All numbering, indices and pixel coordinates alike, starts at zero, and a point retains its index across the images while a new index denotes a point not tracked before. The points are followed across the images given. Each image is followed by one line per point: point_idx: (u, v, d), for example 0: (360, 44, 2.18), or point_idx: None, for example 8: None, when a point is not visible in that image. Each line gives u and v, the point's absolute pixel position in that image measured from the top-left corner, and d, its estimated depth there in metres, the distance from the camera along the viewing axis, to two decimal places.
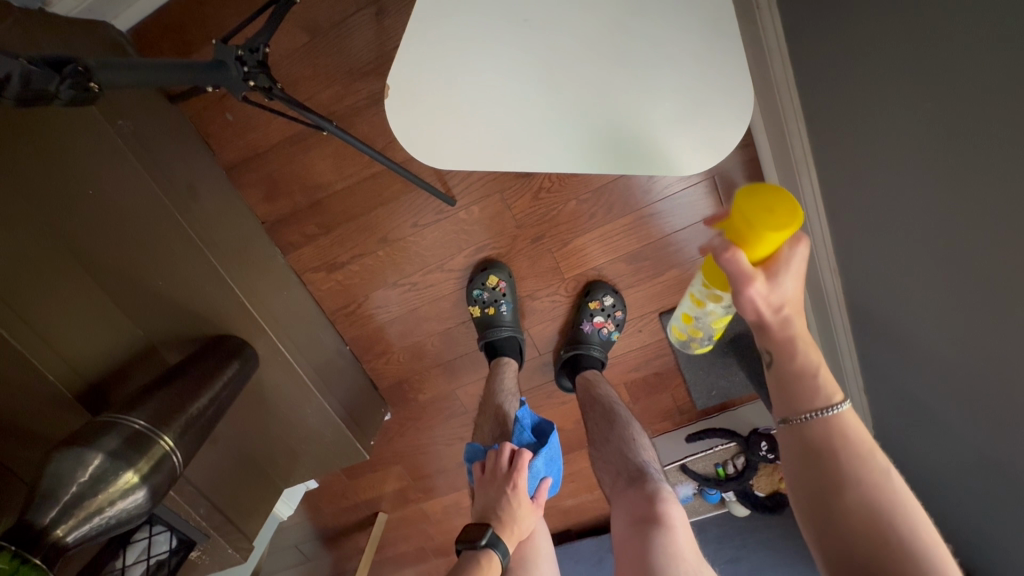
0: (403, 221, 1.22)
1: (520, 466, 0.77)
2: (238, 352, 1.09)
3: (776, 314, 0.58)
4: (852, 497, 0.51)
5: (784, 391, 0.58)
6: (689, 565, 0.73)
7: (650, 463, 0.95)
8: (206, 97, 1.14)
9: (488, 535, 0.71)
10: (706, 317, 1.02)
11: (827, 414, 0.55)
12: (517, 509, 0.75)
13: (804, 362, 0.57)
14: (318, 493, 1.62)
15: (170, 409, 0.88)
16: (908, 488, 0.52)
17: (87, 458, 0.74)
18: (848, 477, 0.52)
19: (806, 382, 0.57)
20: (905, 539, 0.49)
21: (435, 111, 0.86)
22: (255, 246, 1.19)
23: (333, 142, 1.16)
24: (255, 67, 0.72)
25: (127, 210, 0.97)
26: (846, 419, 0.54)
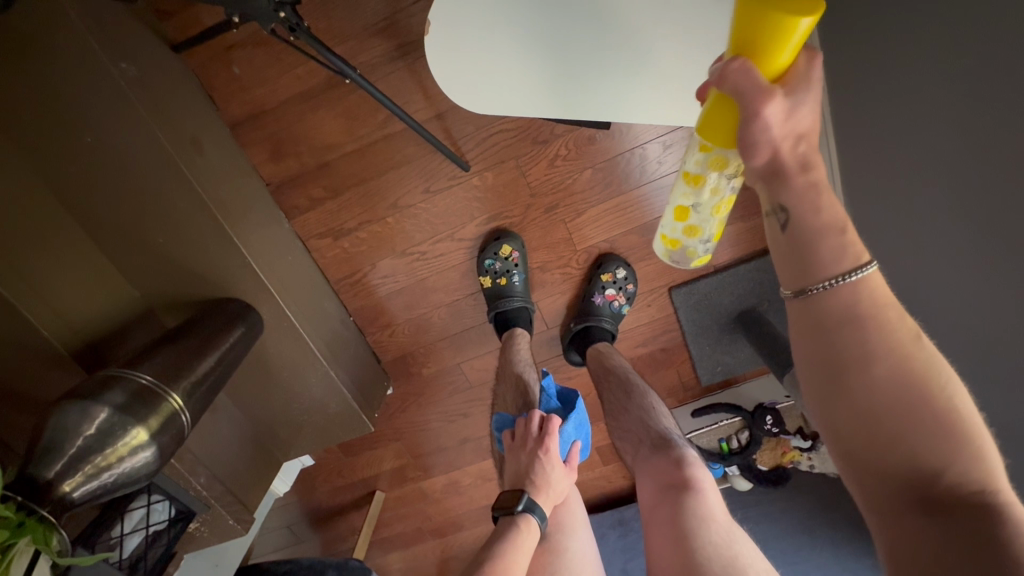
0: (414, 186, 1.19)
1: (549, 431, 0.75)
2: (240, 316, 1.02)
3: (793, 151, 0.44)
4: (876, 381, 0.43)
5: (798, 256, 0.45)
6: (723, 529, 0.71)
7: (672, 430, 0.94)
8: (210, 48, 1.09)
9: (524, 499, 0.68)
10: (704, 203, 0.64)
11: (853, 278, 0.43)
12: (550, 472, 0.73)
13: (830, 216, 0.44)
14: (313, 471, 1.57)
15: (176, 368, 0.85)
16: (934, 348, 0.44)
17: (92, 412, 0.71)
18: (864, 356, 0.43)
19: (829, 241, 0.44)
20: (939, 421, 0.42)
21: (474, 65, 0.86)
22: (260, 208, 1.13)
23: (345, 102, 1.13)
24: None
25: (127, 157, 0.91)
26: (874, 283, 0.43)
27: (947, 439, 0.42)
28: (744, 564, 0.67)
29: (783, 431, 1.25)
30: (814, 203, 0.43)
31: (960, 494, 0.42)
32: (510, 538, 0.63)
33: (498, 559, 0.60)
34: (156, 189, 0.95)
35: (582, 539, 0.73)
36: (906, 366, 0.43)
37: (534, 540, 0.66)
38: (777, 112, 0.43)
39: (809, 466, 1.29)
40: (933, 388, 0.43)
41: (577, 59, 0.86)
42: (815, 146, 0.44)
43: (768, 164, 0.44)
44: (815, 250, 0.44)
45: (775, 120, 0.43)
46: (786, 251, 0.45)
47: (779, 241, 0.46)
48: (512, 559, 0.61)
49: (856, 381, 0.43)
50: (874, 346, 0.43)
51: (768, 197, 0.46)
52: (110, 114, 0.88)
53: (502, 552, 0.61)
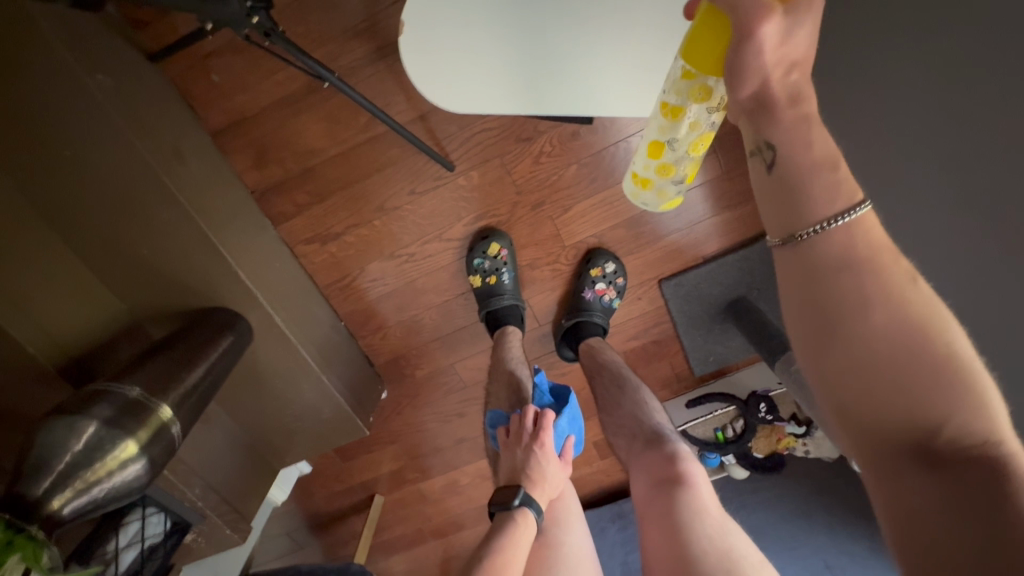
0: (400, 188, 1.19)
1: (545, 427, 0.73)
2: (229, 324, 1.02)
3: (785, 80, 0.45)
4: (873, 325, 0.40)
5: (786, 198, 0.44)
6: (717, 522, 0.71)
7: (663, 424, 0.93)
8: (189, 56, 1.09)
9: (520, 494, 0.67)
10: (681, 136, 0.69)
11: (846, 217, 0.41)
12: (546, 467, 0.71)
13: (823, 152, 0.43)
14: (311, 477, 1.57)
15: (165, 379, 0.84)
16: (935, 295, 0.41)
17: (80, 427, 0.71)
18: (858, 299, 0.40)
19: (819, 181, 0.43)
20: (941, 369, 0.39)
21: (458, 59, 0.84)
22: (246, 215, 1.12)
23: (327, 106, 1.12)
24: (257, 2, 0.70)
25: (108, 167, 0.91)
26: (869, 223, 0.42)
27: (949, 389, 0.39)
28: (738, 556, 0.68)
29: (777, 417, 1.26)
30: (803, 137, 0.43)
31: (963, 449, 0.38)
32: (506, 534, 0.62)
33: (495, 557, 0.58)
34: (137, 199, 0.94)
35: (578, 532, 0.72)
36: (903, 308, 0.40)
37: (531, 535, 0.64)
38: (774, 33, 0.43)
39: (804, 452, 1.30)
40: (933, 332, 0.40)
41: (542, 47, 0.83)
42: (807, 77, 0.45)
43: (757, 92, 0.45)
44: (805, 185, 0.43)
45: (773, 39, 0.43)
46: (775, 193, 0.44)
47: (767, 186, 0.45)
48: (510, 557, 0.59)
49: (849, 328, 0.40)
50: (869, 288, 0.40)
51: (754, 135, 0.46)
52: (87, 126, 0.87)
53: (499, 550, 0.60)
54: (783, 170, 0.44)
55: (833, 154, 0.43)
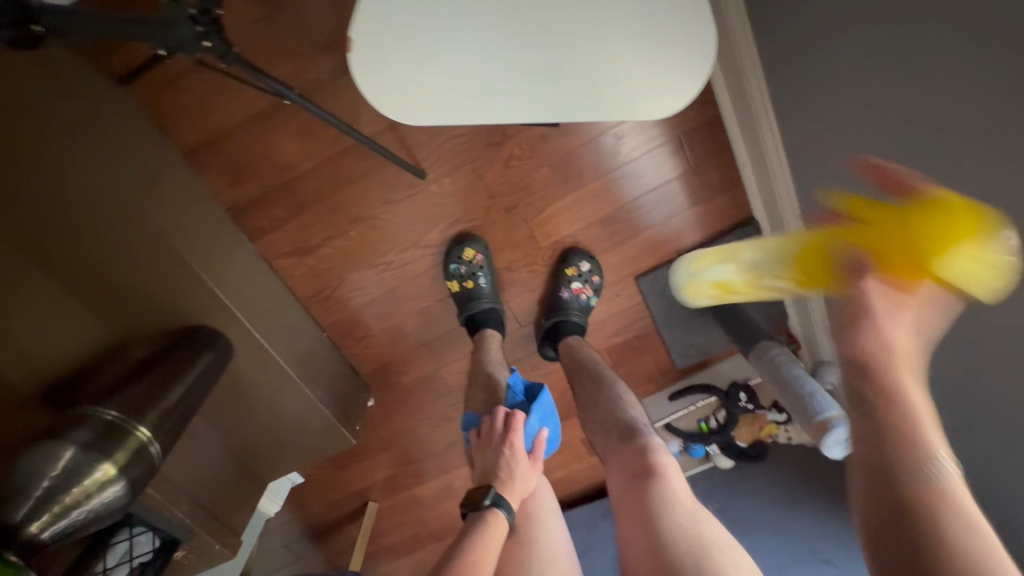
0: (374, 198, 1.20)
1: (514, 430, 0.74)
2: (210, 343, 1.02)
3: (867, 355, 0.54)
4: (942, 559, 0.43)
5: (869, 430, 0.51)
6: (687, 510, 0.73)
7: (640, 418, 0.95)
8: (158, 76, 1.10)
9: (490, 495, 0.68)
10: (722, 274, 0.98)
11: (922, 463, 0.47)
12: (515, 466, 0.72)
13: (907, 411, 0.50)
14: (306, 488, 1.58)
15: (143, 400, 0.85)
16: (996, 535, 0.45)
17: (58, 452, 0.72)
18: (923, 519, 0.45)
19: (902, 421, 0.50)
20: None
21: (408, 44, 0.65)
22: (222, 231, 1.13)
23: (298, 121, 1.14)
24: (209, 27, 0.75)
25: (81, 188, 0.91)
26: (943, 469, 0.47)
27: None
28: (708, 541, 0.70)
29: (758, 405, 1.29)
30: (890, 398, 0.51)
31: None
32: (476, 534, 0.63)
33: (462, 558, 0.60)
34: (111, 220, 0.94)
35: (553, 527, 0.73)
36: (962, 537, 0.44)
37: (502, 534, 0.66)
38: (881, 324, 0.55)
39: (787, 439, 1.32)
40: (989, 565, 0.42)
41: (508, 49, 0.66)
42: (887, 358, 0.53)
43: (855, 364, 0.54)
44: (889, 427, 0.50)
45: (898, 338, 0.55)
46: (867, 427, 0.51)
47: (859, 431, 0.52)
48: (478, 558, 0.61)
49: (918, 554, 0.44)
50: (934, 513, 0.45)
51: (845, 386, 0.55)
52: (55, 151, 0.89)
53: (468, 551, 0.61)
54: (863, 422, 0.52)
55: (915, 414, 0.50)
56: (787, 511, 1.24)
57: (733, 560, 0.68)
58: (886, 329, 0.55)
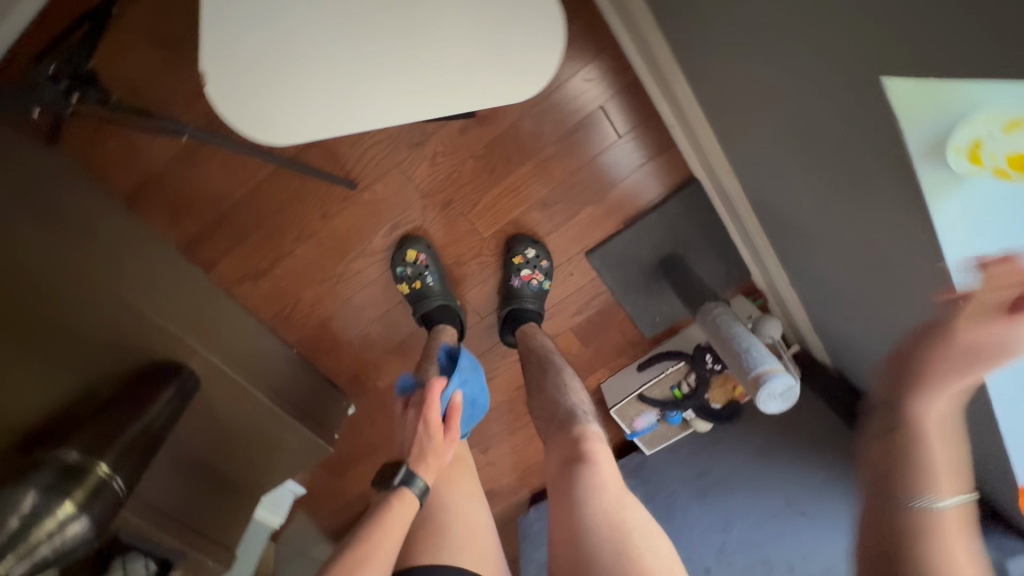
0: (313, 214, 1.23)
1: (428, 410, 0.71)
2: (173, 375, 1.06)
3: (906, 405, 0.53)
4: None
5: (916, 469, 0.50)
6: (613, 497, 0.77)
7: (579, 405, 0.98)
8: (86, 129, 1.17)
9: (401, 470, 0.71)
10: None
11: (940, 508, 0.48)
12: (427, 441, 0.72)
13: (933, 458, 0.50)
14: (308, 499, 1.60)
15: (105, 436, 0.91)
16: None
17: (19, 498, 0.78)
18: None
19: (921, 474, 0.50)
20: None
21: (268, 64, 0.66)
22: (173, 267, 1.17)
23: (221, 151, 1.19)
24: (70, 80, 0.84)
25: (29, 263, 0.90)
26: (948, 516, 0.48)
27: None
28: (631, 527, 0.74)
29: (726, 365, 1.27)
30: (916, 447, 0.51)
31: None
32: (374, 523, 0.67)
33: (356, 545, 0.65)
34: (64, 287, 0.93)
35: (474, 510, 0.77)
36: None
37: (403, 524, 0.68)
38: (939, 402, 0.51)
39: None
40: None
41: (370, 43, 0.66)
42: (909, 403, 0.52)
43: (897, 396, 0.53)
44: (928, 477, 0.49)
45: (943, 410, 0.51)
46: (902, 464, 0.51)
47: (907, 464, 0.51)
48: (370, 544, 0.64)
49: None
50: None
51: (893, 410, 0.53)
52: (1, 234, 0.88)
53: (362, 539, 0.65)
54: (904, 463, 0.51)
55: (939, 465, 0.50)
56: (771, 466, 1.22)
57: (652, 546, 0.73)
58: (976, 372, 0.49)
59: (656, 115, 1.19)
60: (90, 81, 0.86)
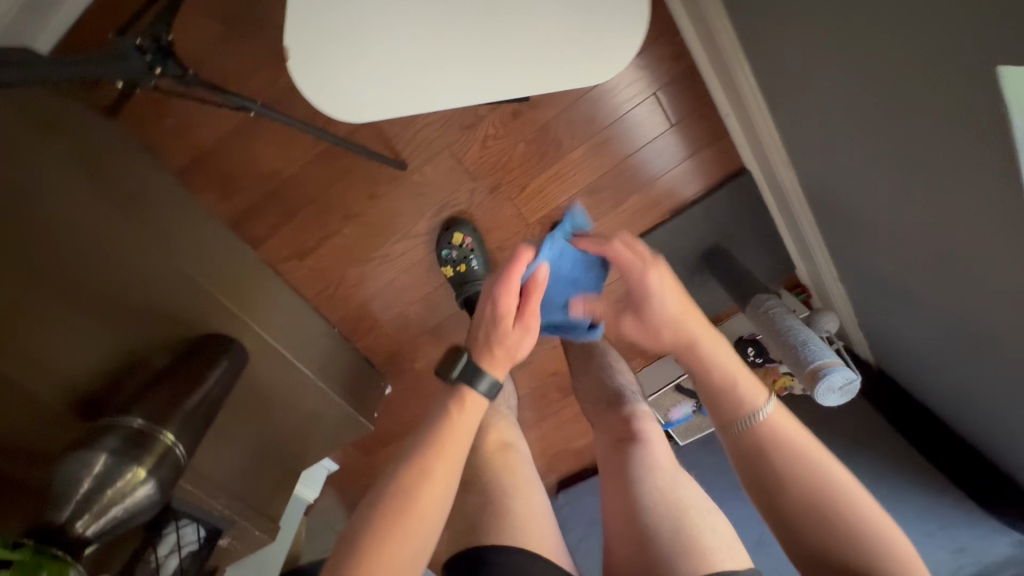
0: (361, 194, 1.24)
1: (506, 283, 0.70)
2: (223, 347, 1.09)
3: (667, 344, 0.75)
4: (797, 492, 0.64)
5: (717, 407, 0.72)
6: (668, 476, 0.78)
7: (626, 385, 1.00)
8: (144, 102, 1.19)
9: (463, 362, 0.76)
10: None
11: (755, 419, 0.69)
12: (496, 330, 0.74)
13: (724, 382, 0.71)
14: (341, 475, 1.62)
15: (165, 405, 0.94)
16: (850, 486, 0.64)
17: (91, 460, 0.80)
18: (788, 476, 0.65)
19: (731, 395, 0.71)
20: (850, 525, 0.61)
21: (353, 41, 0.66)
22: (225, 242, 1.19)
23: (274, 128, 1.20)
24: (157, 54, 0.87)
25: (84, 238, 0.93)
26: (771, 419, 0.69)
27: (868, 538, 0.60)
28: (687, 505, 0.74)
29: (767, 358, 1.26)
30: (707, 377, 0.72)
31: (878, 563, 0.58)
32: (404, 481, 0.66)
33: (389, 497, 0.65)
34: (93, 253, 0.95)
35: (530, 493, 0.78)
36: (813, 489, 0.63)
37: (445, 482, 0.67)
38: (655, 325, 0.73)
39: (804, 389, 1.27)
40: (842, 511, 0.62)
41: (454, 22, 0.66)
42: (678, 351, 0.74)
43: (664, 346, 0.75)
44: (733, 402, 0.70)
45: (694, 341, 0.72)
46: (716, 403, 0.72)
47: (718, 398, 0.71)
48: (399, 497, 0.65)
49: (784, 494, 0.65)
50: (787, 469, 0.65)
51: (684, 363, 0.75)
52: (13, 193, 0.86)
53: (394, 493, 0.65)
54: (713, 394, 0.72)
55: (731, 377, 0.71)
56: None
57: (709, 521, 0.72)
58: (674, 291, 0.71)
59: (711, 104, 1.18)
60: (170, 55, 0.88)
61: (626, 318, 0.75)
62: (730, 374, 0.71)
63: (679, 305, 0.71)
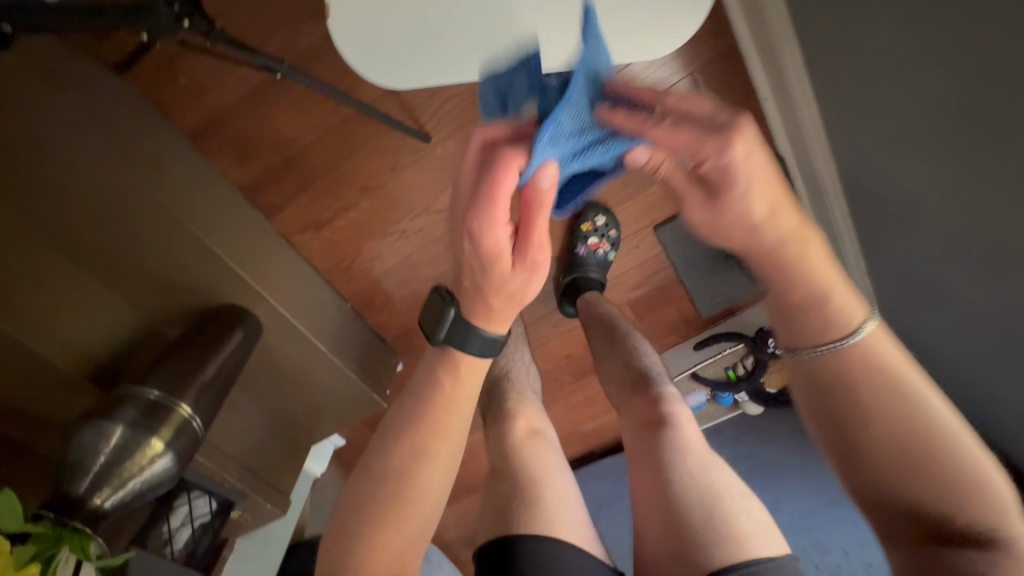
0: (381, 165, 1.19)
1: (489, 219, 0.56)
2: (238, 320, 1.06)
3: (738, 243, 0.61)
4: (879, 432, 0.57)
5: (790, 323, 0.61)
6: (700, 459, 0.76)
7: (653, 367, 0.98)
8: (155, 60, 1.12)
9: (449, 319, 0.72)
10: None
11: (845, 342, 0.57)
12: (489, 274, 0.63)
13: (807, 291, 0.59)
14: (348, 451, 1.60)
15: (182, 376, 0.91)
16: (947, 421, 0.56)
17: (109, 431, 0.78)
18: (874, 416, 0.57)
19: (812, 312, 0.59)
20: (941, 470, 0.55)
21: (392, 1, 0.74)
22: (238, 210, 1.15)
23: (293, 92, 1.15)
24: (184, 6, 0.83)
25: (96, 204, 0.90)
26: (865, 341, 0.57)
27: (955, 480, 0.55)
28: (720, 490, 0.72)
29: None
30: (787, 284, 0.59)
31: (949, 521, 0.56)
32: (412, 467, 0.69)
33: (396, 483, 0.68)
34: (103, 213, 0.92)
35: (558, 479, 0.77)
36: (899, 427, 0.56)
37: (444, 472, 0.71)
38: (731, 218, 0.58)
39: None
40: (936, 454, 0.55)
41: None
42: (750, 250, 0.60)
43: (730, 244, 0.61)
44: (811, 319, 0.59)
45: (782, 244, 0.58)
46: (786, 320, 0.61)
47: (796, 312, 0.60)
48: (406, 485, 0.68)
49: (866, 436, 0.57)
50: (872, 408, 0.57)
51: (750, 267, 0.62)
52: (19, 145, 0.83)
53: (404, 479, 0.69)
54: (785, 306, 0.61)
55: (819, 288, 0.58)
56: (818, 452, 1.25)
57: (743, 507, 0.71)
58: (762, 177, 0.55)
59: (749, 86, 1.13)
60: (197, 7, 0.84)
61: (692, 198, 0.59)
62: (818, 278, 0.58)
63: (766, 189, 0.55)
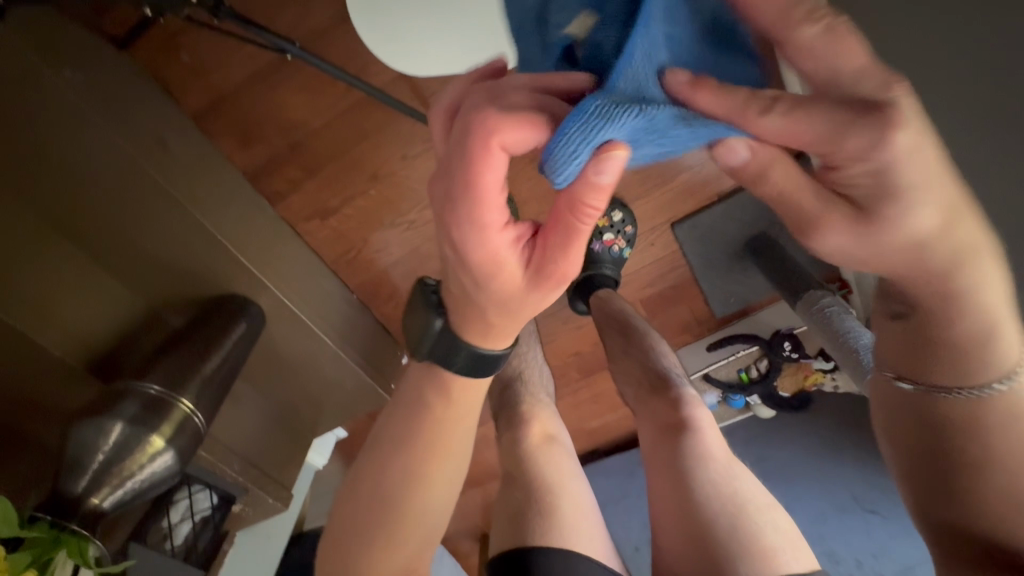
0: (391, 153, 1.15)
1: (476, 216, 0.40)
2: (240, 310, 1.03)
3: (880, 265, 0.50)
4: (999, 480, 0.53)
5: (923, 357, 0.54)
6: (722, 466, 0.74)
7: (672, 369, 0.95)
8: (159, 36, 1.09)
9: (433, 330, 0.58)
10: None
11: (995, 386, 0.52)
12: (489, 287, 0.47)
13: (961, 329, 0.51)
14: (350, 442, 1.59)
15: (182, 369, 0.88)
16: None
17: (107, 428, 0.75)
18: (998, 459, 0.53)
19: (966, 349, 0.52)
20: None
21: None
22: (242, 196, 1.11)
23: (303, 73, 1.10)
24: None
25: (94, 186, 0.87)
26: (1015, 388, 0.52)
27: None
28: (744, 500, 0.70)
29: (803, 355, 1.21)
30: (940, 317, 0.51)
31: None
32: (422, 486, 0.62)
33: (405, 501, 0.61)
34: (103, 193, 0.88)
35: (573, 486, 0.74)
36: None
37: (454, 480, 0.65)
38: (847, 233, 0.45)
39: (833, 386, 1.26)
40: None
41: None
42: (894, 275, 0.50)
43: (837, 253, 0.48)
44: (961, 357, 0.52)
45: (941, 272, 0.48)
46: (921, 351, 0.54)
47: (945, 345, 0.52)
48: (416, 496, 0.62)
49: (985, 477, 0.53)
50: (997, 455, 0.53)
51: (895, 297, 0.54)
52: (17, 119, 0.78)
53: (415, 496, 0.62)
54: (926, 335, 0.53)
55: (986, 323, 0.50)
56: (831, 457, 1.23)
57: (769, 518, 0.69)
58: (911, 173, 0.42)
59: None
60: None
61: (829, 215, 0.45)
62: (978, 310, 0.50)
63: (936, 202, 0.43)
